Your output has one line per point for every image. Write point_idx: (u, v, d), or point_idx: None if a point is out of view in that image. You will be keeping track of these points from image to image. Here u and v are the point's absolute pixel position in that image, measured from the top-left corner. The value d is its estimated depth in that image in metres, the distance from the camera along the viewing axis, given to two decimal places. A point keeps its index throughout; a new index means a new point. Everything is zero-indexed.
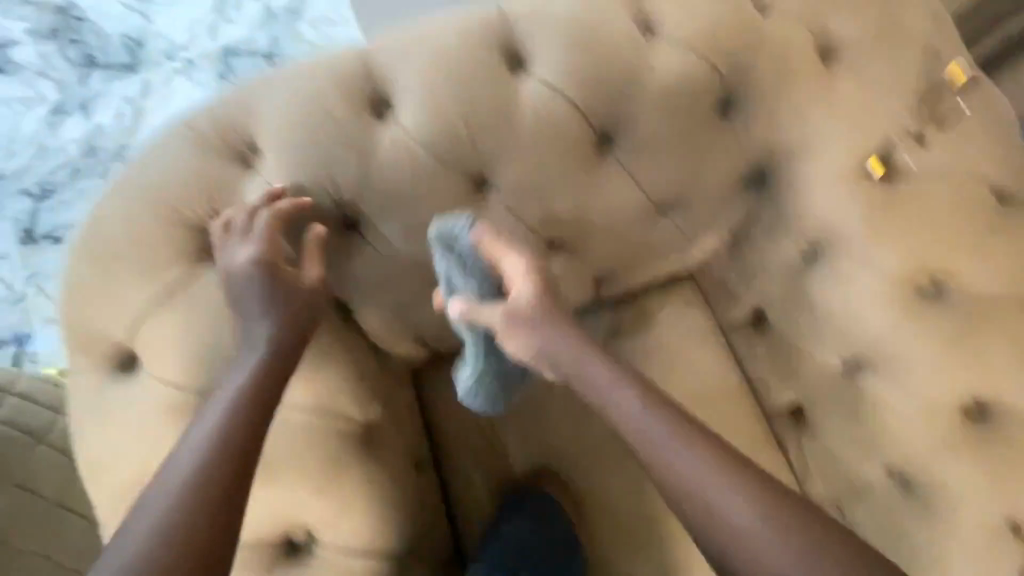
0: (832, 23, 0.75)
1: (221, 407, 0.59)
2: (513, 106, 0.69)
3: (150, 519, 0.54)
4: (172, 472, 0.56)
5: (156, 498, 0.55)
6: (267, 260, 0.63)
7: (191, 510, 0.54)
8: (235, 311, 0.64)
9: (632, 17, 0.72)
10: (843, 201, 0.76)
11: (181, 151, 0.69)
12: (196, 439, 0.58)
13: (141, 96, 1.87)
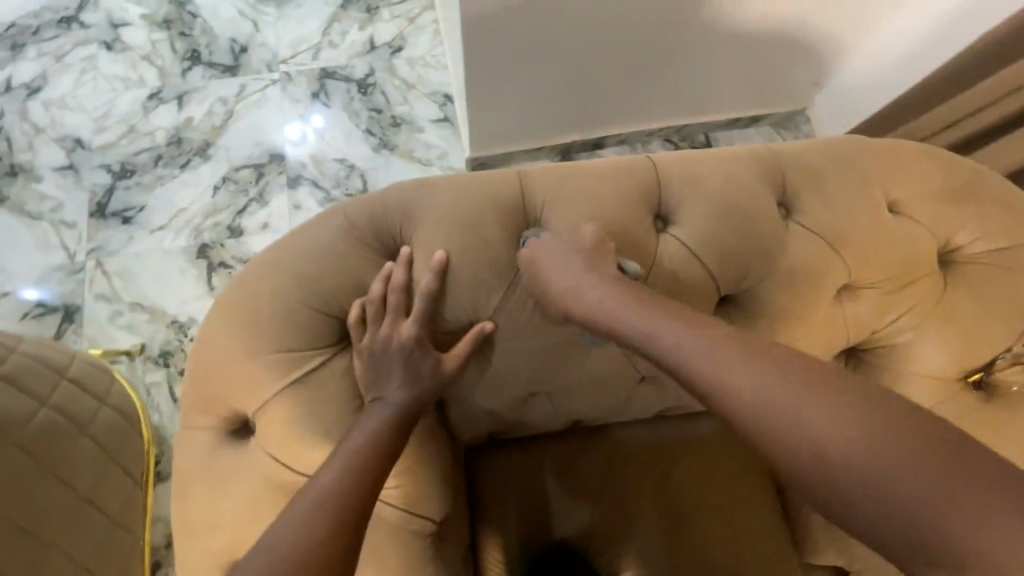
0: (959, 236, 0.78)
1: (344, 457, 0.62)
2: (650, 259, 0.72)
3: (272, 549, 0.56)
4: (299, 505, 0.59)
5: (276, 531, 0.57)
6: (422, 337, 0.68)
7: (304, 543, 0.55)
8: (371, 384, 0.67)
9: (772, 195, 0.76)
10: (933, 403, 0.79)
11: (330, 235, 0.70)
12: (315, 481, 0.60)
13: (236, 98, 1.92)
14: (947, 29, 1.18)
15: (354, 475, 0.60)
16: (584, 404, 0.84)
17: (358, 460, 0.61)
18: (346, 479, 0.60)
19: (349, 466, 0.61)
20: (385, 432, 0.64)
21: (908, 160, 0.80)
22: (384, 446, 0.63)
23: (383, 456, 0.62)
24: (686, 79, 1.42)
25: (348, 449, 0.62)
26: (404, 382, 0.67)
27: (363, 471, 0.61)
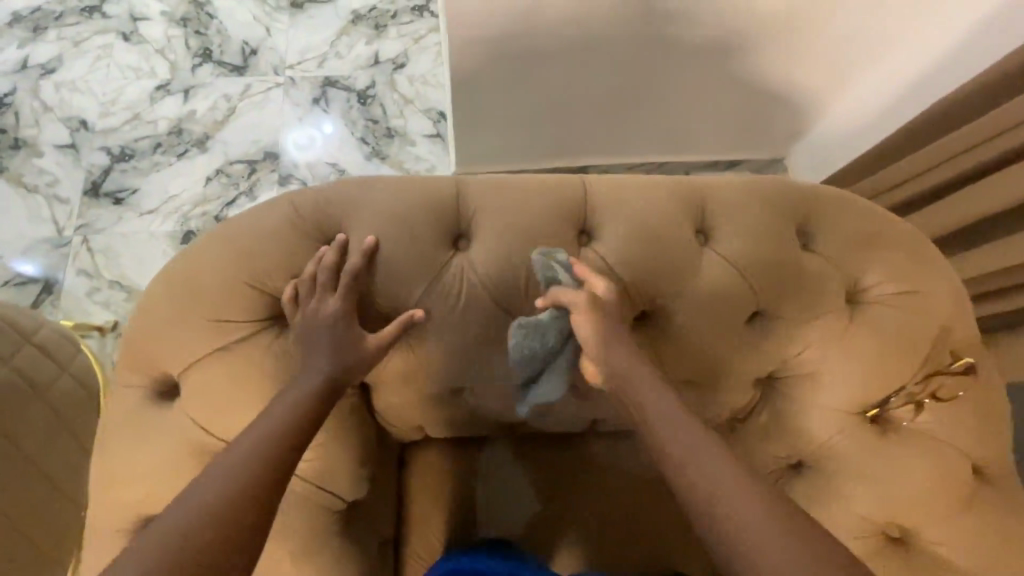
0: (867, 279, 0.84)
1: (269, 422, 0.65)
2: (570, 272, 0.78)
3: (196, 502, 0.58)
4: (223, 465, 0.62)
5: (200, 486, 0.60)
6: (352, 315, 0.72)
7: (228, 494, 0.59)
8: (300, 356, 0.71)
9: (692, 223, 0.82)
10: (832, 435, 0.83)
11: (275, 219, 0.75)
12: (240, 442, 0.64)
13: (240, 96, 2.00)
14: (922, 82, 1.25)
15: (278, 448, 0.63)
16: (506, 407, 0.88)
17: (280, 436, 0.64)
18: (272, 449, 0.63)
19: (277, 437, 0.64)
20: (307, 410, 0.67)
21: (827, 203, 0.85)
22: (307, 426, 0.66)
23: (304, 436, 0.65)
24: (661, 116, 1.49)
25: (271, 422, 0.65)
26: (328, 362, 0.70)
27: (285, 449, 0.64)
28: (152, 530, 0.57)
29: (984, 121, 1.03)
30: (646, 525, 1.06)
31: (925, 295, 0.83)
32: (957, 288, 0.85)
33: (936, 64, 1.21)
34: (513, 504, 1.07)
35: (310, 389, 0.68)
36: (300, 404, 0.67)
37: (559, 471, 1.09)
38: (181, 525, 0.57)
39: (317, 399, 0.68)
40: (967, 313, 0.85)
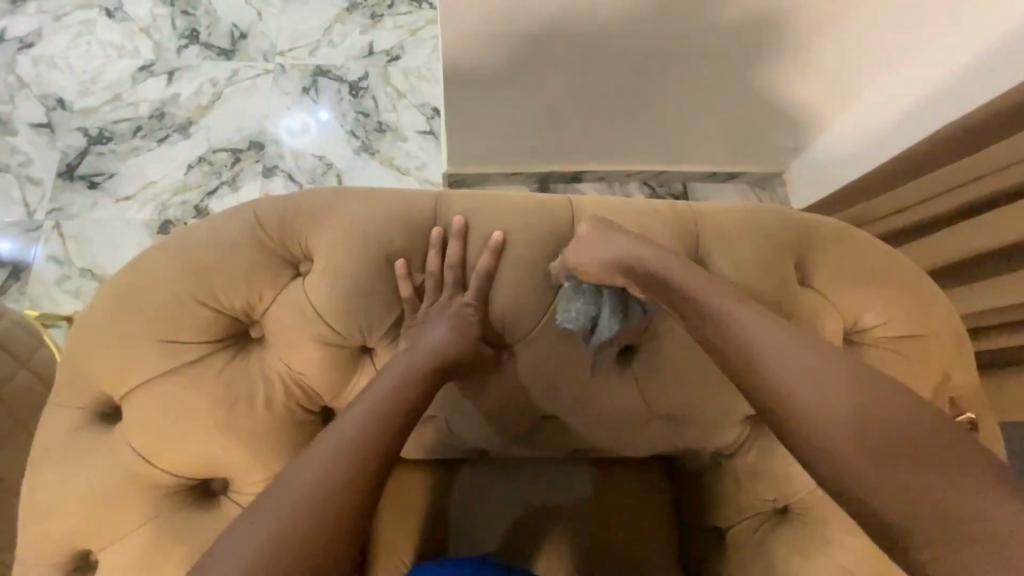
0: (867, 318, 0.79)
1: (360, 417, 0.61)
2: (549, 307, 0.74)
3: (287, 504, 0.54)
4: (311, 464, 0.57)
5: (289, 488, 0.55)
6: (473, 319, 0.71)
7: (323, 497, 0.55)
8: (410, 338, 0.70)
9: (686, 252, 0.77)
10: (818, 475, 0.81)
11: (236, 230, 0.69)
12: (327, 440, 0.59)
13: (227, 82, 1.92)
14: (928, 104, 1.19)
15: (289, 549, 0.52)
16: (481, 438, 0.84)
17: (294, 532, 0.53)
18: (282, 548, 0.52)
19: (291, 531, 0.53)
20: (337, 491, 0.56)
21: (828, 237, 0.80)
22: (334, 517, 0.55)
23: (324, 532, 0.54)
24: (659, 123, 1.43)
25: (290, 506, 0.54)
26: (393, 402, 0.63)
27: (298, 550, 0.52)
28: (242, 529, 0.53)
29: (990, 153, 0.98)
30: (624, 559, 1.02)
31: (925, 339, 0.79)
32: (959, 331, 0.81)
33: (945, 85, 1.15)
34: (486, 531, 1.02)
35: (401, 379, 0.65)
36: (329, 483, 0.56)
37: (536, 497, 1.04)
38: (277, 528, 0.53)
39: (353, 478, 0.57)
40: (968, 359, 0.80)
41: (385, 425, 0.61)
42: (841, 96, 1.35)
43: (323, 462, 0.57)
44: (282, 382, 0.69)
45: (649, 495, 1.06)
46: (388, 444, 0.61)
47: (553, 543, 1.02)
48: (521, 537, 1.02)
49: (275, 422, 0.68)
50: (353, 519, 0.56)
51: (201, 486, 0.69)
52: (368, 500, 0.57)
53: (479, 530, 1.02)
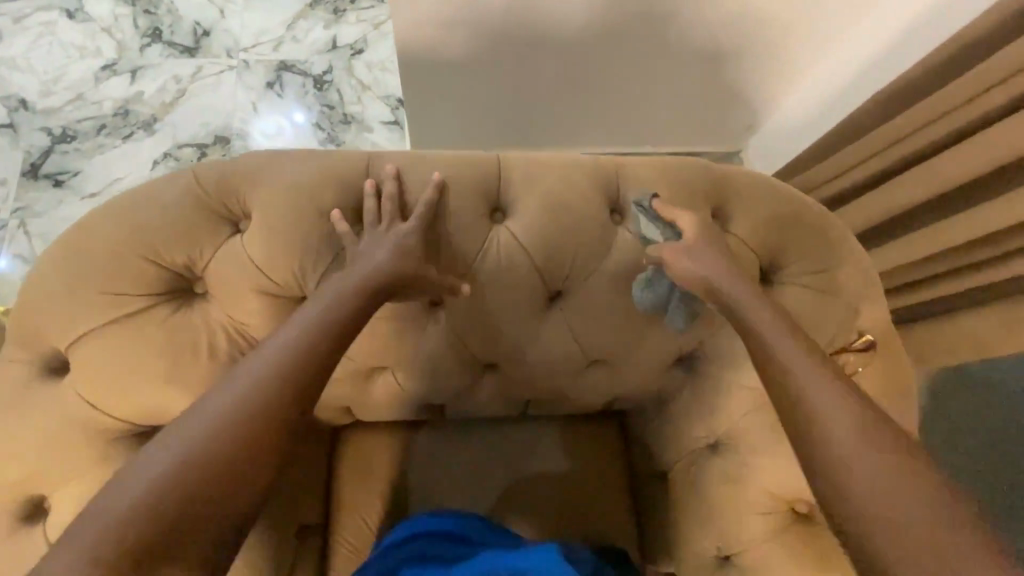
0: (782, 259, 0.85)
1: (294, 333, 0.66)
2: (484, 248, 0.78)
3: (221, 408, 0.60)
4: (246, 372, 0.62)
5: (225, 394, 0.61)
6: (422, 238, 0.74)
7: (257, 402, 0.61)
8: (357, 255, 0.72)
9: (606, 203, 0.81)
10: (742, 408, 0.87)
11: (177, 191, 0.73)
12: (264, 352, 0.64)
13: (190, 79, 1.94)
14: (861, 77, 1.26)
15: (203, 466, 0.57)
16: (427, 387, 0.89)
17: (209, 452, 0.58)
18: (197, 466, 0.57)
19: (206, 451, 0.57)
20: (253, 416, 0.60)
21: (742, 185, 0.85)
22: (265, 424, 0.61)
23: (238, 453, 0.59)
24: (615, 106, 1.46)
25: (206, 428, 0.59)
26: (330, 321, 0.67)
27: (211, 469, 0.57)
28: (180, 429, 0.59)
29: (920, 109, 1.04)
30: (576, 508, 1.06)
31: (833, 276, 0.85)
32: (867, 268, 0.87)
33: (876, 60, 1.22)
34: (443, 488, 1.06)
35: (336, 301, 0.68)
36: (245, 411, 0.60)
37: (491, 452, 1.09)
38: (210, 428, 0.59)
39: (269, 407, 0.61)
40: (878, 295, 0.86)
41: (305, 360, 0.64)
42: (790, 72, 1.38)
43: (241, 391, 0.61)
44: (224, 332, 0.73)
45: (600, 448, 1.11)
46: (318, 365, 0.65)
47: (510, 496, 1.07)
48: (478, 492, 1.07)
49: (220, 370, 0.72)
50: (268, 443, 0.61)
51: (150, 434, 0.73)
52: (283, 427, 0.62)
53: (437, 487, 1.06)
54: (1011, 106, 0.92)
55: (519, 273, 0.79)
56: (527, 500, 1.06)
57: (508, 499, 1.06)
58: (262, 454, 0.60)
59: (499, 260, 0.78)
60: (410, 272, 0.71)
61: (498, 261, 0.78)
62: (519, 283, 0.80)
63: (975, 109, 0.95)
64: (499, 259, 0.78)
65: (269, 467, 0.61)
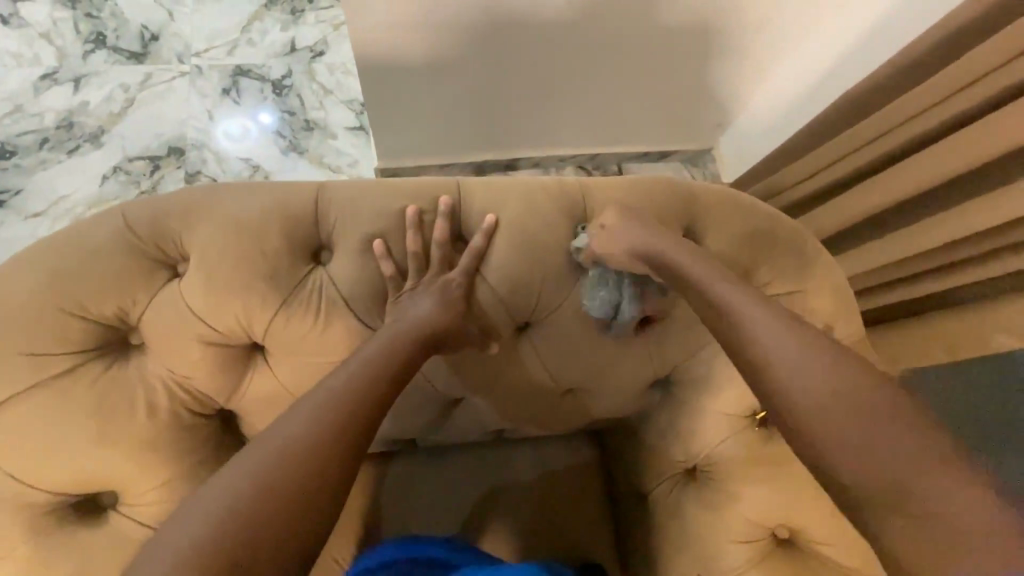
0: (755, 279, 0.83)
1: (311, 411, 0.59)
2: (463, 277, 0.73)
3: (225, 501, 0.52)
4: (251, 456, 0.55)
5: (228, 483, 0.53)
6: (457, 280, 0.72)
7: (270, 492, 0.53)
8: (400, 304, 0.70)
9: (574, 228, 0.78)
10: (716, 431, 0.85)
11: (104, 235, 0.67)
12: (274, 432, 0.58)
13: (140, 86, 1.79)
14: (828, 78, 1.21)
15: (246, 520, 0.51)
16: (395, 424, 0.85)
17: (250, 504, 0.52)
18: (237, 520, 0.51)
19: (247, 503, 0.52)
20: (298, 465, 0.55)
21: (713, 203, 0.82)
22: (280, 518, 0.52)
23: (284, 506, 0.53)
24: (584, 107, 1.43)
25: (243, 482, 0.53)
26: (349, 393, 0.61)
27: (253, 528, 0.51)
28: (176, 526, 0.51)
29: (887, 114, 1.02)
30: (557, 536, 1.03)
31: (808, 294, 0.83)
32: (841, 283, 0.85)
33: (842, 62, 1.18)
34: (418, 522, 1.02)
35: (353, 370, 0.63)
36: (287, 458, 0.55)
37: (468, 481, 1.05)
38: (212, 526, 0.50)
39: (317, 453, 0.56)
40: (853, 310, 0.85)
41: (352, 403, 0.61)
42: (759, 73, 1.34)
43: (283, 438, 0.57)
44: (166, 386, 0.67)
45: (581, 470, 1.08)
46: (339, 447, 0.58)
47: (484, 526, 1.03)
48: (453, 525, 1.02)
49: (160, 429, 0.67)
50: (316, 494, 0.55)
51: (86, 499, 0.68)
52: (330, 474, 0.56)
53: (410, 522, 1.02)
54: (976, 113, 0.90)
55: (486, 304, 0.75)
56: (504, 529, 1.03)
57: (483, 530, 1.02)
58: (307, 506, 0.54)
59: (457, 281, 0.72)
60: (454, 322, 0.70)
61: (457, 281, 0.72)
62: (494, 312, 0.75)
63: (939, 115, 0.94)
64: (456, 280, 0.72)
65: (322, 522, 0.55)
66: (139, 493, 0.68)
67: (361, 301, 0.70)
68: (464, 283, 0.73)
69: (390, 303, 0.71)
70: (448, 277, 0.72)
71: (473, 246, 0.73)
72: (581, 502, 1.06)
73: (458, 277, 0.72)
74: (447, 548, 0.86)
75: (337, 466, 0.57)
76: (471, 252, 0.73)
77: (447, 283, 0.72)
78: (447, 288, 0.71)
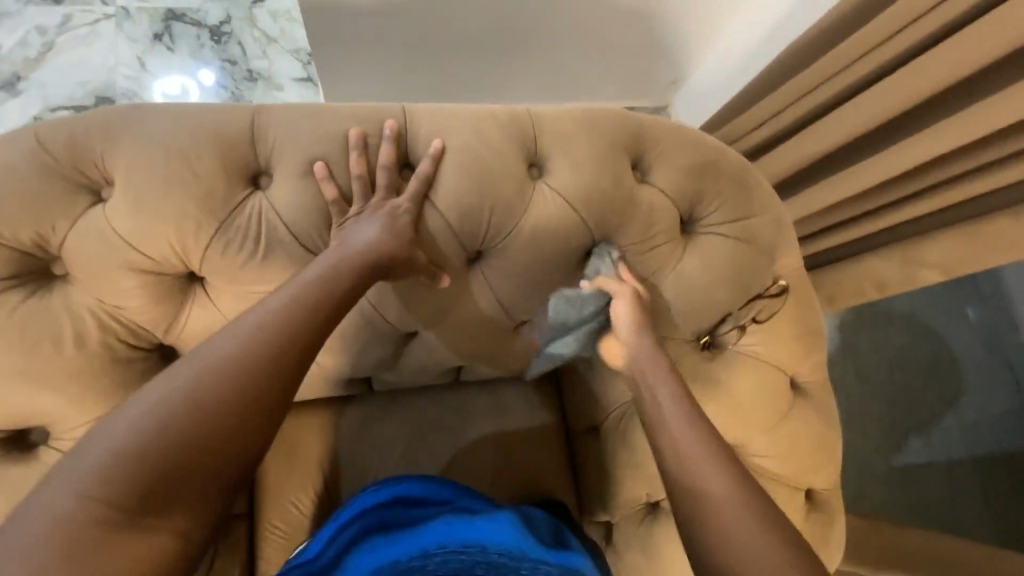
0: (703, 208, 0.84)
1: (248, 328, 0.58)
2: (410, 203, 0.71)
3: (156, 407, 0.52)
4: (186, 368, 0.55)
5: (161, 392, 0.53)
6: (404, 205, 0.70)
7: (204, 407, 0.53)
8: (343, 230, 0.68)
9: (524, 157, 0.77)
10: None
11: (14, 156, 0.61)
12: (211, 346, 0.57)
13: (58, 29, 1.59)
14: (777, 27, 1.23)
15: (172, 441, 0.51)
16: (349, 361, 0.84)
17: (175, 424, 0.51)
18: (163, 439, 0.51)
19: (172, 425, 0.51)
20: (228, 390, 0.54)
21: (661, 133, 0.83)
22: (214, 431, 0.53)
23: (212, 430, 0.53)
24: (545, 54, 1.39)
25: (176, 394, 0.53)
26: (287, 315, 0.60)
27: (183, 440, 0.51)
28: (108, 427, 0.51)
29: (828, 59, 1.04)
30: (515, 472, 1.05)
31: (751, 224, 0.86)
32: (781, 215, 0.88)
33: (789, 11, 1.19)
34: (375, 465, 1.02)
35: (292, 291, 0.62)
36: (219, 381, 0.54)
37: (427, 423, 1.05)
38: (142, 430, 0.51)
39: (249, 378, 0.55)
40: (791, 241, 0.88)
41: (289, 331, 0.59)
42: (711, 22, 1.34)
43: (214, 361, 0.56)
44: (95, 317, 0.64)
45: (537, 409, 1.10)
46: (277, 367, 0.57)
47: (443, 464, 1.04)
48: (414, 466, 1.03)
49: (91, 361, 0.64)
50: (248, 420, 0.55)
51: (14, 435, 0.65)
52: (268, 393, 0.56)
53: (369, 465, 1.02)
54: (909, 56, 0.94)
55: (436, 232, 0.74)
56: (463, 466, 1.04)
57: (443, 468, 1.03)
58: (237, 433, 0.54)
59: (405, 206, 0.70)
60: (402, 249, 0.69)
61: (405, 207, 0.70)
62: (444, 240, 0.75)
63: (874, 59, 0.97)
64: (403, 205, 0.70)
65: (253, 447, 0.55)
66: (74, 428, 0.65)
67: (303, 226, 0.68)
68: (412, 209, 0.71)
69: (334, 230, 0.68)
70: (394, 203, 0.70)
71: (422, 170, 0.72)
72: (540, 437, 1.09)
73: (405, 202, 0.70)
74: (424, 484, 0.79)
75: (275, 385, 0.57)
76: (418, 176, 0.72)
77: (394, 209, 0.70)
78: (395, 214, 0.69)
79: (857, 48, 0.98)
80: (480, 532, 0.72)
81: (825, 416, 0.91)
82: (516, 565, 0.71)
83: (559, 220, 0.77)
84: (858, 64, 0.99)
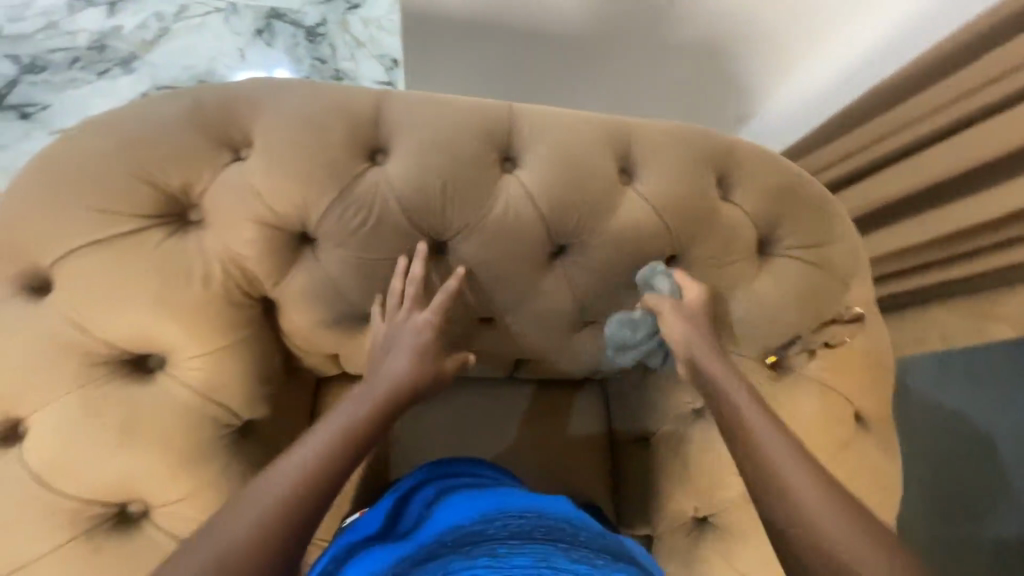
0: (781, 232, 0.86)
1: (343, 416, 0.64)
2: (436, 315, 0.73)
3: (272, 497, 0.56)
4: (291, 459, 0.59)
5: (272, 482, 0.58)
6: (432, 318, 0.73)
7: (314, 490, 0.58)
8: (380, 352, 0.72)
9: (615, 162, 0.81)
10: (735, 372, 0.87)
11: (174, 112, 0.69)
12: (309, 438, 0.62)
13: None
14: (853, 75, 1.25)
15: (291, 524, 0.56)
16: None
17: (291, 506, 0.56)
18: (283, 523, 0.55)
19: (289, 510, 0.56)
20: (304, 501, 0.57)
21: (746, 156, 0.86)
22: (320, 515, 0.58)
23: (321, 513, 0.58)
24: (623, 72, 1.44)
25: (289, 479, 0.58)
26: (374, 406, 0.66)
27: (301, 521, 0.56)
28: (226, 518, 0.55)
29: (913, 104, 1.06)
30: (561, 471, 1.07)
31: (826, 252, 0.87)
32: (856, 247, 0.89)
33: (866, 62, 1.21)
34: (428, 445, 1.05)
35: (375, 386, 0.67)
36: (326, 466, 0.59)
37: (482, 413, 1.08)
38: (263, 519, 0.55)
39: (343, 466, 0.61)
40: (865, 272, 0.90)
41: (376, 421, 0.65)
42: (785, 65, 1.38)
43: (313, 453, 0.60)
44: (220, 262, 0.71)
45: (588, 412, 1.12)
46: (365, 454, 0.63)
47: (492, 454, 1.06)
48: (465, 451, 1.06)
49: (212, 301, 0.70)
50: None
51: (136, 361, 0.72)
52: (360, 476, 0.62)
53: (422, 444, 1.05)
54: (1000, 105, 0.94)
55: (528, 223, 0.78)
56: (512, 459, 1.06)
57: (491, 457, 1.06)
58: None
59: (431, 321, 0.72)
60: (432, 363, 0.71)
61: (430, 321, 0.72)
62: (536, 232, 0.79)
63: (962, 106, 0.98)
64: (430, 319, 0.72)
65: None
66: (187, 360, 0.71)
67: (410, 203, 0.73)
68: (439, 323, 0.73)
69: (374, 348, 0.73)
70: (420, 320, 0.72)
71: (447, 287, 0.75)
72: (589, 440, 1.10)
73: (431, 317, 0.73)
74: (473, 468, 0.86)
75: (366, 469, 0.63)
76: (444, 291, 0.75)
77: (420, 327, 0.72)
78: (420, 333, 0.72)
79: (944, 95, 1.00)
80: (535, 499, 0.74)
81: (887, 453, 0.90)
82: (573, 531, 0.68)
83: (643, 225, 0.81)
84: (945, 111, 1.01)
